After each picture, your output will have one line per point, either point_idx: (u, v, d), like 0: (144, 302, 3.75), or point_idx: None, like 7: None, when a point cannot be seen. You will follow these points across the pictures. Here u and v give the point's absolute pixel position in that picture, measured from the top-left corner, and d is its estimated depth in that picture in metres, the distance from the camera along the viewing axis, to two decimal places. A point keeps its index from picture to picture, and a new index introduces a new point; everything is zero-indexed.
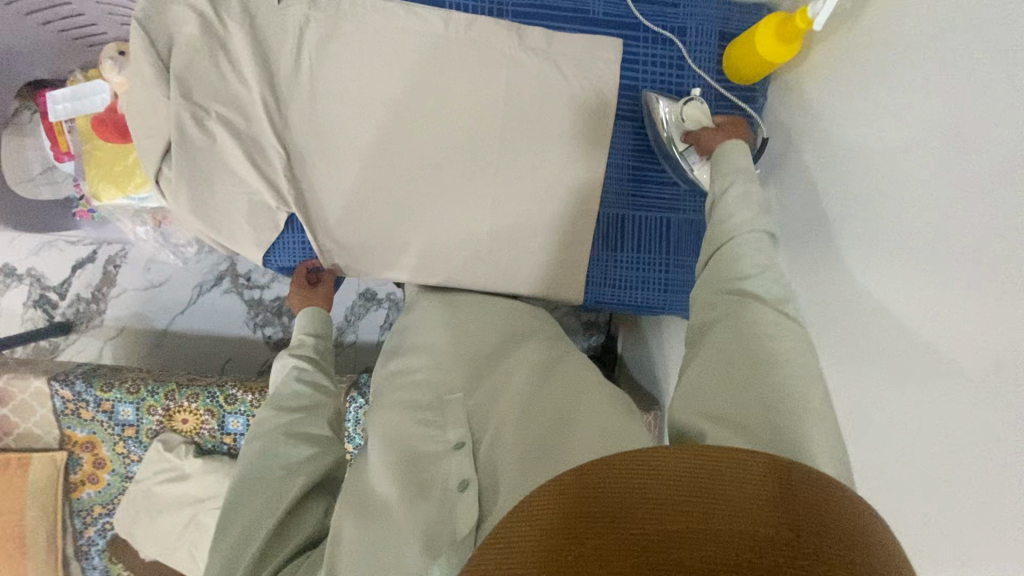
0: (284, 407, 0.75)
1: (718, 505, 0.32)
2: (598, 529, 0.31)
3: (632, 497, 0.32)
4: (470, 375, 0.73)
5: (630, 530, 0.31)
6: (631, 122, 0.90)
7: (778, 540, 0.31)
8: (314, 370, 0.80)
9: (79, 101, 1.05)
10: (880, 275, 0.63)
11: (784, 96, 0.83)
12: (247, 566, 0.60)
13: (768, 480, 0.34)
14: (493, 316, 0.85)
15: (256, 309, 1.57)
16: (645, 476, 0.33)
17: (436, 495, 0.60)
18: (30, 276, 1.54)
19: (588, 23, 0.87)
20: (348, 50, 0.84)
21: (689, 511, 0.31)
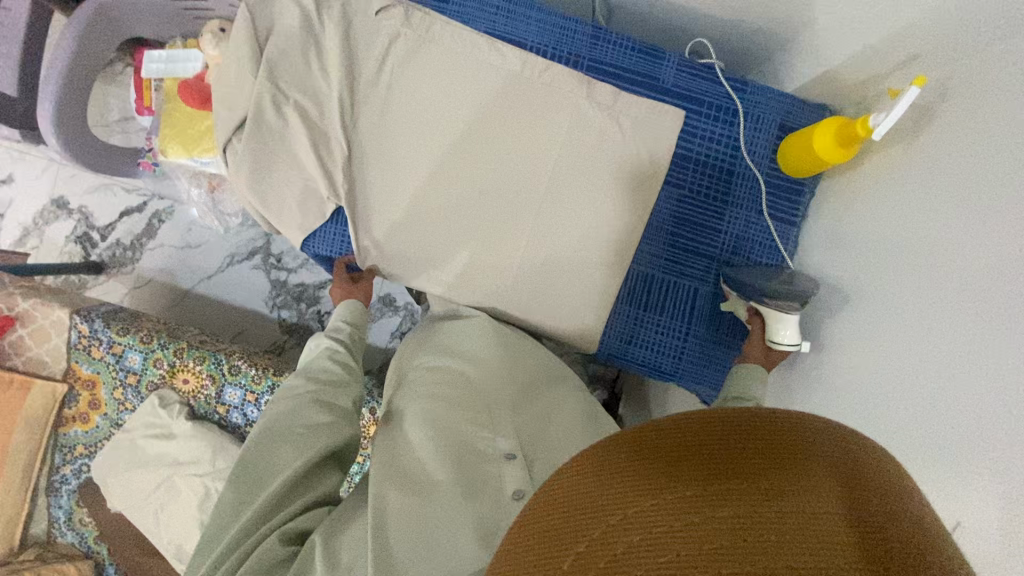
0: (313, 377, 0.76)
1: (737, 469, 0.30)
2: (609, 508, 0.31)
3: (643, 469, 0.31)
4: (520, 397, 0.79)
5: (640, 505, 0.30)
6: (676, 189, 0.92)
7: (810, 496, 0.29)
8: (346, 351, 0.82)
9: (173, 65, 1.14)
10: (897, 388, 0.62)
11: (833, 195, 0.84)
12: (260, 510, 0.62)
13: (813, 446, 0.32)
14: (534, 349, 0.89)
15: (278, 290, 1.60)
16: (656, 451, 0.32)
17: (492, 496, 0.65)
18: (80, 212, 1.61)
19: (656, 90, 0.91)
20: (428, 68, 0.89)
21: (702, 478, 0.30)
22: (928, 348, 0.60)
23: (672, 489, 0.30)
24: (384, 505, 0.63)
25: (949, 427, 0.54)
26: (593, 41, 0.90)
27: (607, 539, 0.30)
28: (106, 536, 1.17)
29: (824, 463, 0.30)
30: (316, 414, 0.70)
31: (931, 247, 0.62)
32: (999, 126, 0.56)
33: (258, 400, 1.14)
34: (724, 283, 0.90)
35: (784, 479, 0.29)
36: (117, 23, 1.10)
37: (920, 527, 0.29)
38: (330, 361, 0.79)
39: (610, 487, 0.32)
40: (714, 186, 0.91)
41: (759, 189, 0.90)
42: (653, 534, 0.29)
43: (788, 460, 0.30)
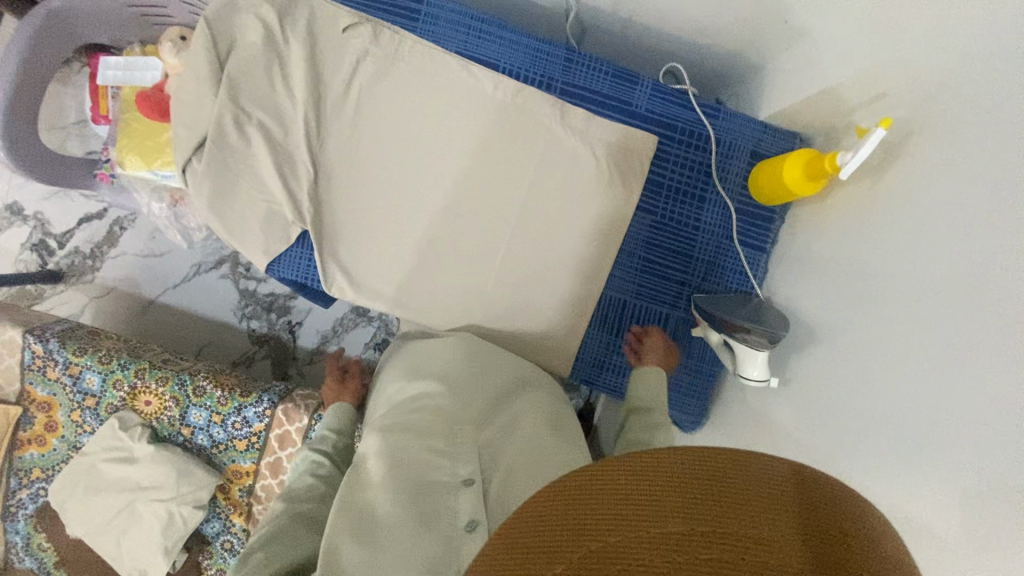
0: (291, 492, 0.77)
1: (726, 512, 0.31)
2: (596, 531, 0.31)
3: (634, 498, 0.32)
4: (482, 412, 0.75)
5: (627, 534, 0.31)
6: (648, 215, 0.91)
7: (769, 544, 0.30)
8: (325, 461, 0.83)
9: (130, 72, 1.09)
10: (854, 430, 0.63)
11: (800, 224, 0.85)
12: None
13: (785, 486, 0.33)
14: (503, 362, 0.85)
15: (247, 300, 1.56)
16: (650, 480, 0.33)
17: (443, 529, 0.61)
18: (35, 219, 1.54)
19: (629, 115, 0.89)
20: (397, 89, 0.87)
21: (692, 515, 0.31)
22: (883, 391, 0.61)
23: (662, 523, 0.31)
24: (336, 551, 0.60)
25: (903, 474, 0.56)
26: (566, 64, 0.88)
27: (589, 563, 0.30)
28: (65, 561, 1.14)
29: (814, 509, 0.32)
30: (289, 524, 0.70)
31: (893, 291, 0.63)
32: (955, 181, 0.57)
33: (223, 422, 1.12)
34: (695, 311, 0.90)
35: (770, 526, 0.31)
36: (71, 30, 1.05)
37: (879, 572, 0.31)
38: (308, 474, 0.81)
39: (598, 509, 0.32)
40: (686, 212, 0.91)
41: (730, 216, 0.90)
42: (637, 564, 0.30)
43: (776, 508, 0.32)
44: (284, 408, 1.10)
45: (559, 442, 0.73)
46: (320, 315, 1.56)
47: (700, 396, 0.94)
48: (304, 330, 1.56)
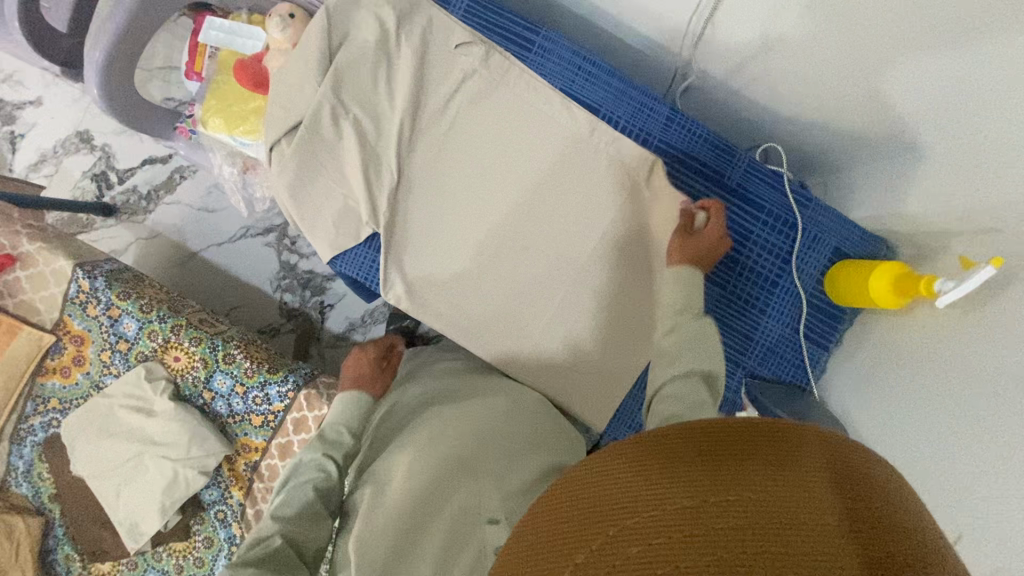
0: (290, 513, 0.71)
1: (743, 478, 0.30)
2: (604, 520, 0.31)
3: (643, 478, 0.32)
4: (505, 452, 0.74)
5: (640, 513, 0.30)
6: (716, 288, 0.90)
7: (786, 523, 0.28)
8: (329, 473, 0.75)
9: (233, 37, 1.09)
10: None
11: (872, 332, 0.84)
12: None
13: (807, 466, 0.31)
14: (526, 415, 0.83)
15: (286, 272, 1.56)
16: (651, 462, 0.32)
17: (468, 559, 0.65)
18: (101, 150, 1.56)
19: (719, 186, 0.88)
20: (496, 114, 0.87)
21: (707, 486, 0.30)
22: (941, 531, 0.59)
23: (675, 499, 0.30)
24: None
25: None
26: (667, 122, 0.87)
27: (606, 553, 0.30)
28: (62, 496, 1.14)
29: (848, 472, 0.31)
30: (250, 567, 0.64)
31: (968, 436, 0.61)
32: None
33: (245, 394, 1.11)
34: (744, 395, 0.89)
35: (785, 483, 0.30)
36: None
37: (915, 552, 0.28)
38: (311, 488, 0.73)
39: (609, 496, 0.32)
40: (755, 294, 0.90)
41: (800, 307, 0.89)
42: (653, 541, 0.29)
43: (799, 465, 0.31)
44: (306, 394, 1.09)
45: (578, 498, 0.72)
46: (353, 302, 1.55)
47: None
48: (334, 312, 1.56)
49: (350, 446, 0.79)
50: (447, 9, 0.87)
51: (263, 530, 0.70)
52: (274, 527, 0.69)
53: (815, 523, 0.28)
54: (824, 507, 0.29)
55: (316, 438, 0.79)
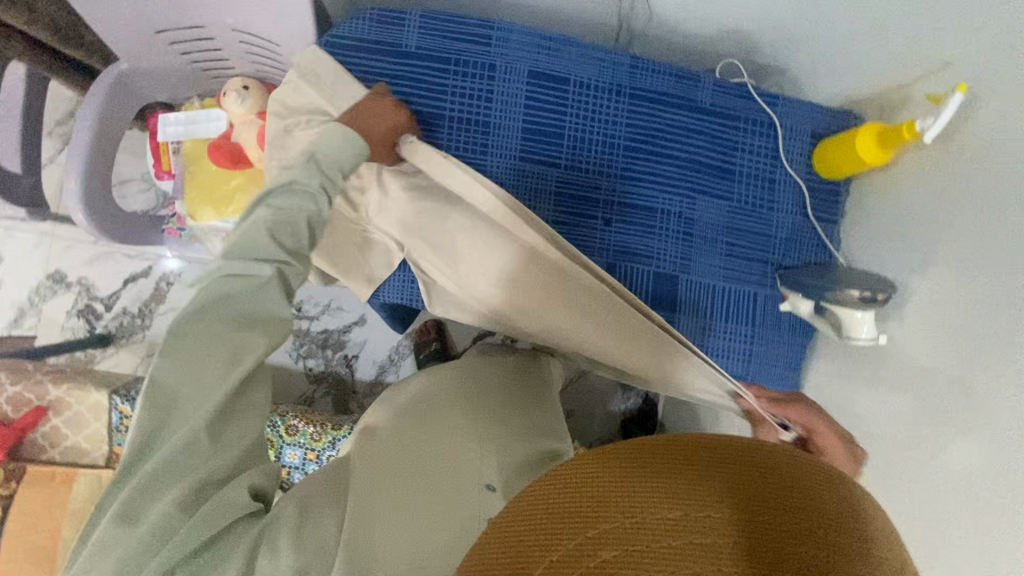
0: (280, 241, 0.62)
1: (659, 472, 0.41)
2: (566, 511, 0.41)
3: (587, 477, 0.43)
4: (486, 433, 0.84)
5: (620, 522, 0.39)
6: (725, 202, 0.96)
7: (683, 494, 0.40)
8: (322, 208, 0.66)
9: (193, 126, 1.11)
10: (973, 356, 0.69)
11: (869, 192, 0.93)
12: (166, 457, 0.56)
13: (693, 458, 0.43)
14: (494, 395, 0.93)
15: (301, 339, 1.55)
16: (592, 464, 0.44)
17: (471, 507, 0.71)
18: (79, 284, 1.52)
19: (697, 110, 0.95)
20: (480, 110, 0.91)
21: (656, 487, 0.40)
22: (996, 320, 0.67)
23: (651, 510, 0.39)
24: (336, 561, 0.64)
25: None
26: (632, 70, 0.94)
27: (584, 550, 0.38)
28: None
29: (787, 477, 0.41)
30: (218, 308, 0.58)
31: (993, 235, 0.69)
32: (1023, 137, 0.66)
33: (318, 458, 1.12)
34: (783, 285, 0.95)
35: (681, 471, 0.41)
36: (136, 90, 1.08)
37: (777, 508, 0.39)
38: (304, 222, 0.64)
39: (582, 490, 0.42)
40: (759, 195, 0.97)
41: (802, 192, 0.97)
42: (629, 545, 0.38)
43: (745, 476, 0.41)
44: None
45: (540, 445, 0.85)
46: (376, 346, 1.57)
47: (795, 369, 0.98)
48: (360, 362, 1.56)
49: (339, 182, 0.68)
50: (403, 30, 0.91)
51: (254, 245, 0.60)
52: (268, 254, 0.60)
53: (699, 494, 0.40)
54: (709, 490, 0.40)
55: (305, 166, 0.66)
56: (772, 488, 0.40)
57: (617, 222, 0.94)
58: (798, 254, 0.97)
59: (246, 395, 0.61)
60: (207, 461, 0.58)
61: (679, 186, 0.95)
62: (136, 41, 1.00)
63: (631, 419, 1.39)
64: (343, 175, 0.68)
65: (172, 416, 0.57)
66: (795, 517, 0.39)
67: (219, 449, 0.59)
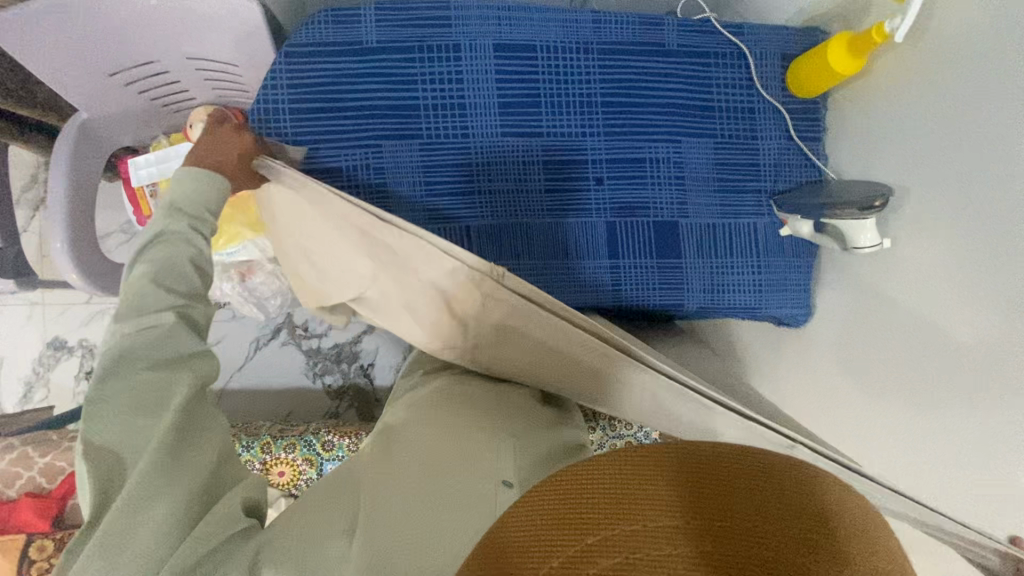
0: (172, 289, 0.63)
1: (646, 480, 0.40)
2: (568, 521, 0.40)
3: (580, 486, 0.42)
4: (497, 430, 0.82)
5: (618, 529, 0.38)
6: (708, 139, 0.97)
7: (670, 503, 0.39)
8: (202, 245, 0.67)
9: (165, 164, 1.09)
10: (977, 235, 0.71)
11: (848, 103, 0.94)
12: (133, 507, 0.54)
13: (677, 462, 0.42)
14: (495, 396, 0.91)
15: (314, 358, 1.55)
16: (581, 474, 0.43)
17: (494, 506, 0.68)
18: (81, 347, 1.50)
19: (665, 54, 0.95)
20: (453, 93, 0.90)
21: (647, 496, 0.40)
22: (995, 197, 0.69)
23: (648, 520, 0.38)
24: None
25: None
26: (595, 25, 0.93)
27: (584, 558, 0.38)
28: None
29: (791, 486, 0.41)
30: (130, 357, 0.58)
31: (981, 116, 0.71)
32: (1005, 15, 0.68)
33: None
34: (780, 210, 0.97)
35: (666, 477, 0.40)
36: (100, 138, 1.05)
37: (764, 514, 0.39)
38: (189, 260, 0.65)
39: (576, 499, 0.41)
40: (741, 126, 0.97)
41: (782, 116, 0.98)
42: (628, 553, 0.37)
43: (744, 483, 0.40)
44: None
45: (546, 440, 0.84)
46: (389, 350, 1.57)
47: (806, 288, 1.00)
48: (377, 369, 1.57)
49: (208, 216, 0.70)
50: (361, 26, 0.89)
51: (145, 298, 0.61)
52: (164, 303, 0.62)
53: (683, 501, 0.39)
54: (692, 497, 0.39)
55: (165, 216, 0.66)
56: (772, 497, 0.39)
57: (607, 178, 0.95)
58: (789, 176, 0.99)
59: (197, 428, 0.61)
60: (179, 495, 0.57)
61: (659, 132, 0.95)
62: (92, 88, 0.97)
63: None
64: (210, 210, 0.70)
65: (122, 465, 0.55)
66: (795, 530, 0.38)
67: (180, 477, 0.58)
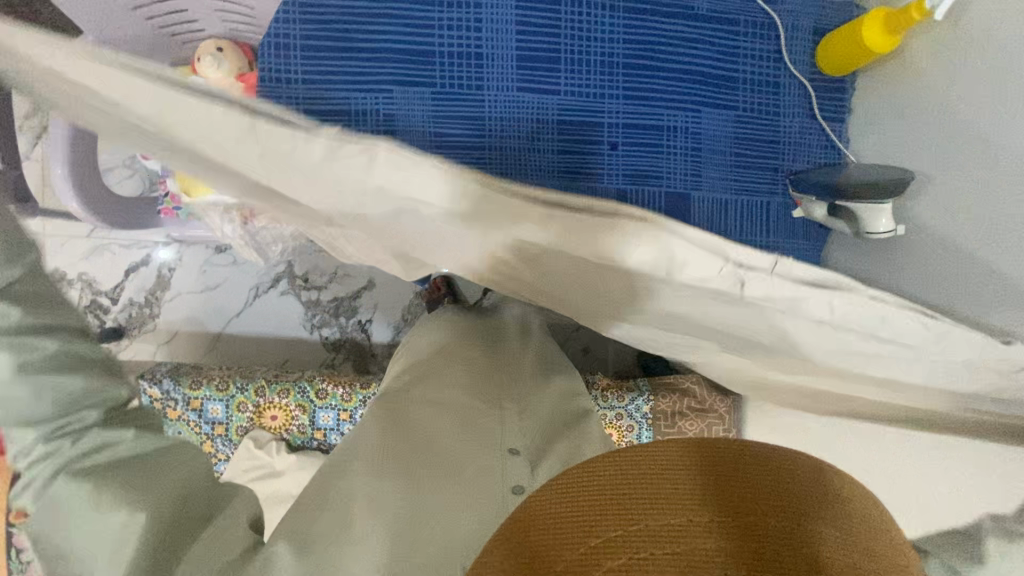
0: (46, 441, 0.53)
1: (652, 482, 0.41)
2: (577, 528, 0.40)
3: (587, 490, 0.42)
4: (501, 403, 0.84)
5: (627, 528, 0.38)
6: (731, 111, 0.94)
7: (680, 500, 0.39)
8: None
9: None
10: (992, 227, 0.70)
11: (876, 85, 0.92)
12: None
13: (683, 460, 0.42)
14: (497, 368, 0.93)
15: (312, 309, 1.55)
16: (585, 477, 0.43)
17: (500, 480, 0.69)
18: (81, 281, 1.50)
19: (693, 18, 0.91)
20: (470, 40, 0.87)
21: (657, 499, 0.39)
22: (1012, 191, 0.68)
23: (661, 516, 0.38)
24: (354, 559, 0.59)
25: None
26: None
27: (591, 559, 0.38)
28: None
29: (811, 491, 0.41)
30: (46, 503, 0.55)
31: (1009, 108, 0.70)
32: None
33: (352, 417, 1.14)
34: (795, 190, 0.94)
35: (673, 477, 0.41)
36: None
37: (776, 509, 0.39)
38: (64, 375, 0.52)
39: (584, 501, 0.41)
40: (765, 100, 0.94)
41: (808, 92, 0.95)
42: (636, 553, 0.37)
43: (760, 482, 0.40)
44: None
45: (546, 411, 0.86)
46: (388, 307, 1.57)
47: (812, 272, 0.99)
48: (375, 325, 1.57)
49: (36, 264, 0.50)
50: None
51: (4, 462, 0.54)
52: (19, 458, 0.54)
53: (692, 499, 0.39)
54: (700, 492, 0.40)
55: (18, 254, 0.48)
56: (783, 494, 0.40)
57: (623, 144, 0.92)
58: (808, 156, 0.96)
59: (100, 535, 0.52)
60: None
61: (679, 100, 0.92)
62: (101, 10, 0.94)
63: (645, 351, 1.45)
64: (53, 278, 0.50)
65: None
66: (811, 527, 0.38)
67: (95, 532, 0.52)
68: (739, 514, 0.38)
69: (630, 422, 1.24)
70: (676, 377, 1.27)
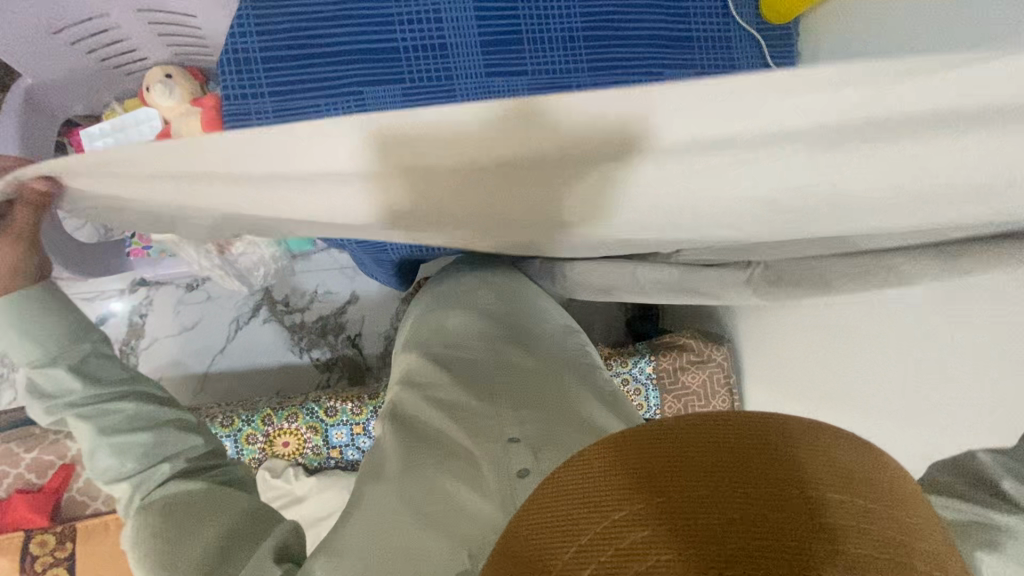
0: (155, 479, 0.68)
1: (672, 455, 0.37)
2: (599, 513, 0.36)
3: (608, 469, 0.38)
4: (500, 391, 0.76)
5: (640, 504, 0.35)
6: (691, 69, 0.98)
7: (695, 475, 0.35)
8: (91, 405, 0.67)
9: (123, 133, 0.99)
10: None
11: (821, 28, 1.00)
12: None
13: (699, 432, 0.38)
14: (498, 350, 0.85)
15: (299, 333, 1.51)
16: (605, 454, 0.40)
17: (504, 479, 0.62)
18: None
19: None
20: (433, 32, 0.87)
21: (675, 478, 0.35)
22: None
23: (674, 490, 0.35)
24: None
25: None
26: None
27: (608, 536, 0.35)
28: None
29: (840, 468, 0.36)
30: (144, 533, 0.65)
31: None
32: None
33: (365, 429, 1.14)
34: None
35: (691, 449, 0.37)
36: (46, 107, 0.98)
37: (802, 483, 0.34)
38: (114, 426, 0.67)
39: (602, 479, 0.38)
40: (720, 55, 1.00)
41: (758, 42, 1.01)
42: (650, 527, 0.34)
43: (784, 457, 0.36)
44: None
45: (551, 388, 0.78)
46: (376, 318, 1.55)
47: None
48: (365, 339, 1.54)
49: (102, 337, 0.72)
50: None
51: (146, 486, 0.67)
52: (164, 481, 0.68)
53: (709, 469, 0.35)
54: (719, 462, 0.36)
55: (71, 346, 0.68)
56: (805, 463, 0.36)
57: None
58: None
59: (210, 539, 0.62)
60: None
61: (642, 62, 0.95)
62: (31, 44, 0.90)
63: (637, 319, 1.51)
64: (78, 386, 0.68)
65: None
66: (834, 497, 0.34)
67: (194, 548, 0.61)
68: (761, 486, 0.34)
69: (636, 385, 1.28)
70: (671, 337, 1.32)
